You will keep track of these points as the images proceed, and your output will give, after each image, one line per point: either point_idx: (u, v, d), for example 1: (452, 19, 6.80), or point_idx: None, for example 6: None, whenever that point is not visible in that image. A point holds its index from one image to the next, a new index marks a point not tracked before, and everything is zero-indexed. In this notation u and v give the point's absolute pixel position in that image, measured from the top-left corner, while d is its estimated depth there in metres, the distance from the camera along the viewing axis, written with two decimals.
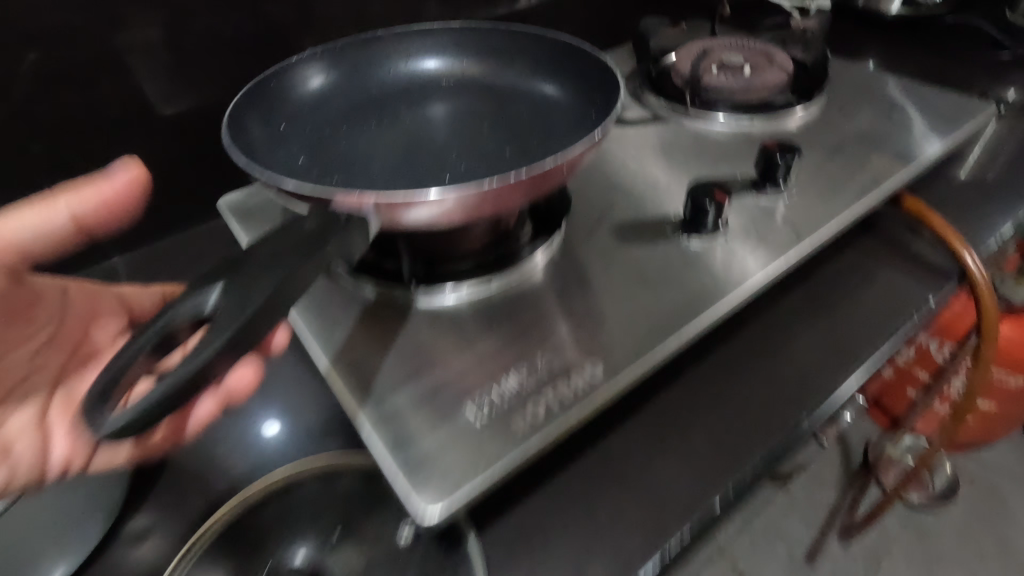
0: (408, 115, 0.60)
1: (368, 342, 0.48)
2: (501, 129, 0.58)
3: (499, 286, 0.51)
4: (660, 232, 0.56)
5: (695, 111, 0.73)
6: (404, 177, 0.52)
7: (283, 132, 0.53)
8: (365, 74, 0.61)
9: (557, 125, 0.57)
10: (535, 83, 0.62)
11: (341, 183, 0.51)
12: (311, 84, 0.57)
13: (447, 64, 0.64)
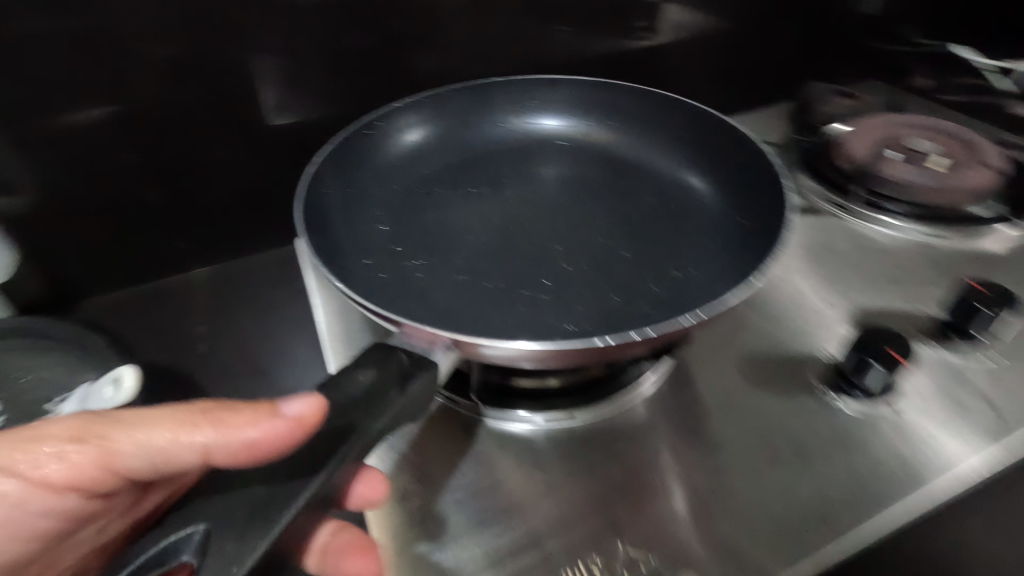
0: (512, 181, 0.52)
1: (420, 468, 0.40)
2: (620, 216, 0.49)
3: (585, 420, 0.42)
4: (802, 387, 0.44)
5: (861, 208, 0.60)
6: (498, 270, 0.43)
7: (371, 192, 0.48)
8: (469, 129, 0.55)
9: (690, 224, 0.48)
10: (676, 169, 0.53)
11: (423, 268, 0.43)
12: (408, 138, 0.52)
13: (563, 125, 0.57)
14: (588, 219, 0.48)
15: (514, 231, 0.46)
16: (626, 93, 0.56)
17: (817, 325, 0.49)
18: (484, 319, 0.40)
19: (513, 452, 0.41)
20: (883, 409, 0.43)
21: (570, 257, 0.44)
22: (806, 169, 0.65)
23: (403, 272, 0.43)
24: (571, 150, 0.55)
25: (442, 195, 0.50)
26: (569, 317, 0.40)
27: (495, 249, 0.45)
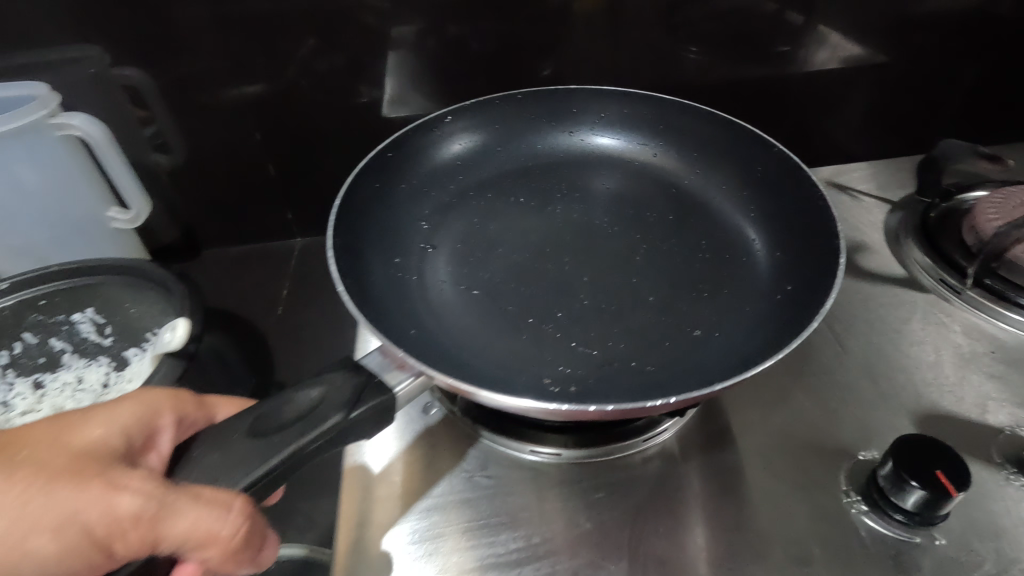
0: (563, 193, 0.57)
1: (406, 462, 0.42)
2: (659, 250, 0.52)
3: (574, 459, 0.41)
4: (828, 489, 0.40)
5: (973, 295, 0.51)
6: (514, 293, 0.48)
7: (421, 192, 0.55)
8: (533, 136, 0.60)
9: (727, 275, 0.50)
10: (734, 211, 0.55)
11: (444, 274, 0.49)
12: (462, 141, 0.58)
13: (620, 142, 0.60)
14: (621, 246, 0.52)
15: (545, 251, 0.51)
16: (707, 121, 0.58)
17: (869, 420, 0.43)
18: (480, 334, 0.45)
19: (495, 472, 0.41)
20: (916, 538, 0.37)
21: (591, 292, 0.48)
22: (920, 238, 0.57)
23: (425, 272, 0.49)
24: (624, 171, 0.59)
25: (486, 200, 0.56)
26: (564, 359, 0.43)
27: (521, 268, 0.49)
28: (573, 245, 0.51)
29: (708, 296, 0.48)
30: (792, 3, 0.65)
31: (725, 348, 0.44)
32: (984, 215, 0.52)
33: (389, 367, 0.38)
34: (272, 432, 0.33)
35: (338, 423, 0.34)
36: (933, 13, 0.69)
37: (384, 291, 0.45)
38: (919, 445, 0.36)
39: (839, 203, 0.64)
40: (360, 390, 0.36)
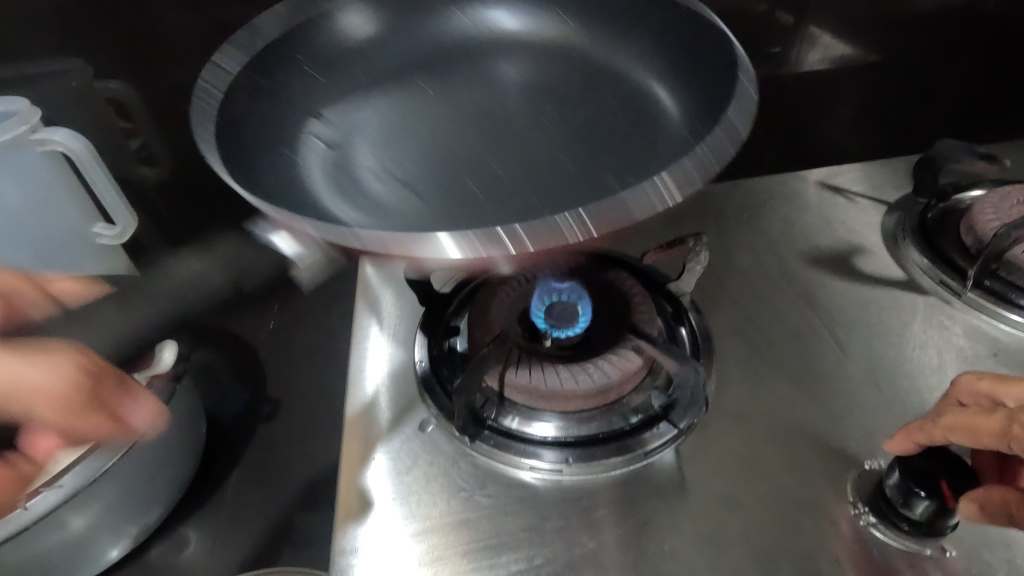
0: (469, 72, 0.52)
1: (404, 482, 0.41)
2: (568, 128, 0.47)
3: (575, 476, 0.41)
4: (833, 502, 0.39)
5: (974, 296, 0.50)
6: (438, 174, 0.45)
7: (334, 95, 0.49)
8: (420, 19, 0.52)
9: (640, 127, 0.46)
10: (649, 74, 0.48)
11: (362, 154, 0.46)
12: (353, 23, 0.50)
13: (524, 21, 0.54)
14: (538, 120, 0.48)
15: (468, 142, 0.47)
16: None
17: (873, 428, 0.42)
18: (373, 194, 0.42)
19: (494, 491, 0.40)
20: (926, 549, 0.36)
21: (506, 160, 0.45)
22: (918, 239, 0.56)
23: (336, 160, 0.45)
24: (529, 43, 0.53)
25: (383, 93, 0.50)
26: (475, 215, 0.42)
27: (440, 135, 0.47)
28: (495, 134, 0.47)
29: (624, 142, 0.45)
30: (783, 3, 0.65)
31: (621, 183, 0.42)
32: (983, 216, 0.52)
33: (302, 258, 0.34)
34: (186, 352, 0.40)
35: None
36: (925, 10, 0.68)
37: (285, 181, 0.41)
38: (918, 455, 0.35)
39: (836, 205, 0.63)
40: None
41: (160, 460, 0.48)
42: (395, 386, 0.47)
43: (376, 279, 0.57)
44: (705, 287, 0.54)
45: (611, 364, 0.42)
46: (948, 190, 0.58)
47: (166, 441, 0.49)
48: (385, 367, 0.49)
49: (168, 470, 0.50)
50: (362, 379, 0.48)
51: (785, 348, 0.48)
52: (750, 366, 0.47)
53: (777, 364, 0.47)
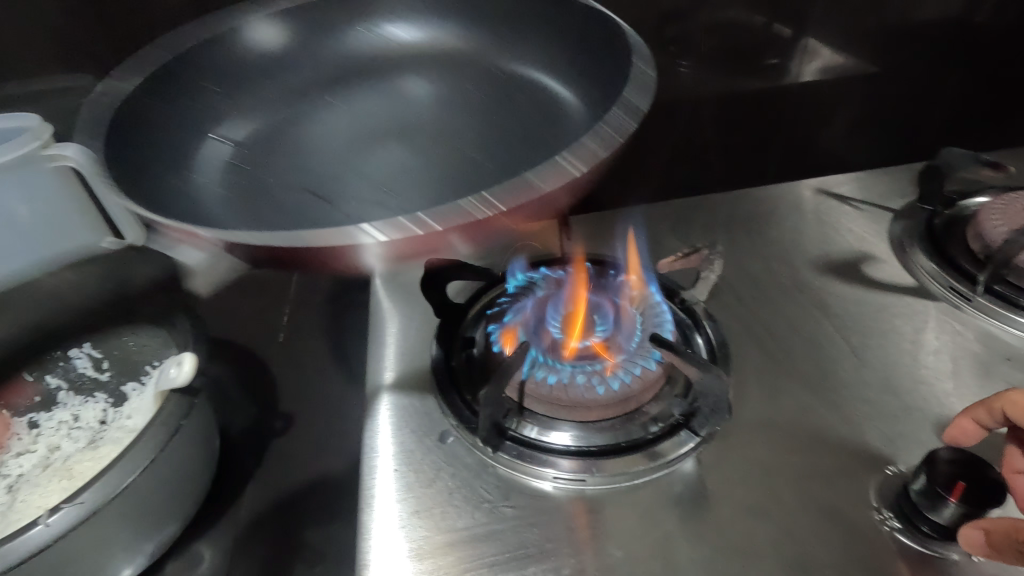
0: (382, 88, 0.52)
1: (427, 494, 0.41)
2: (451, 151, 0.46)
3: (598, 485, 0.40)
4: (854, 509, 0.39)
5: (984, 301, 0.51)
6: (313, 176, 0.44)
7: (207, 105, 0.46)
8: (320, 44, 0.52)
9: (552, 131, 0.46)
10: (459, 82, 0.52)
11: (216, 169, 0.43)
12: (262, 36, 0.49)
13: (421, 31, 0.54)
14: (434, 122, 0.49)
15: (377, 138, 0.48)
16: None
17: (893, 433, 0.43)
18: (340, 183, 0.44)
19: (517, 503, 0.40)
20: (952, 554, 0.36)
21: (384, 157, 0.46)
22: (927, 245, 0.57)
23: (206, 157, 0.43)
24: (515, 43, 0.51)
25: (290, 104, 0.50)
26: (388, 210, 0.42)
27: (420, 173, 0.45)
28: (392, 132, 0.48)
29: (522, 132, 0.46)
30: (780, 17, 0.66)
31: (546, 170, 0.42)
32: (989, 222, 0.53)
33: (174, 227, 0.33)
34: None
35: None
36: (920, 21, 0.70)
37: (144, 185, 0.37)
38: (948, 461, 0.35)
39: (842, 213, 0.64)
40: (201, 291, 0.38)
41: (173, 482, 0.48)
42: (411, 401, 0.47)
43: (387, 293, 0.57)
44: (717, 296, 0.54)
45: (632, 374, 0.42)
46: (954, 198, 0.59)
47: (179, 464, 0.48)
48: (400, 380, 0.48)
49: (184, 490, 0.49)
50: (377, 393, 0.48)
51: (799, 356, 0.49)
52: (767, 374, 0.47)
53: (792, 372, 0.47)
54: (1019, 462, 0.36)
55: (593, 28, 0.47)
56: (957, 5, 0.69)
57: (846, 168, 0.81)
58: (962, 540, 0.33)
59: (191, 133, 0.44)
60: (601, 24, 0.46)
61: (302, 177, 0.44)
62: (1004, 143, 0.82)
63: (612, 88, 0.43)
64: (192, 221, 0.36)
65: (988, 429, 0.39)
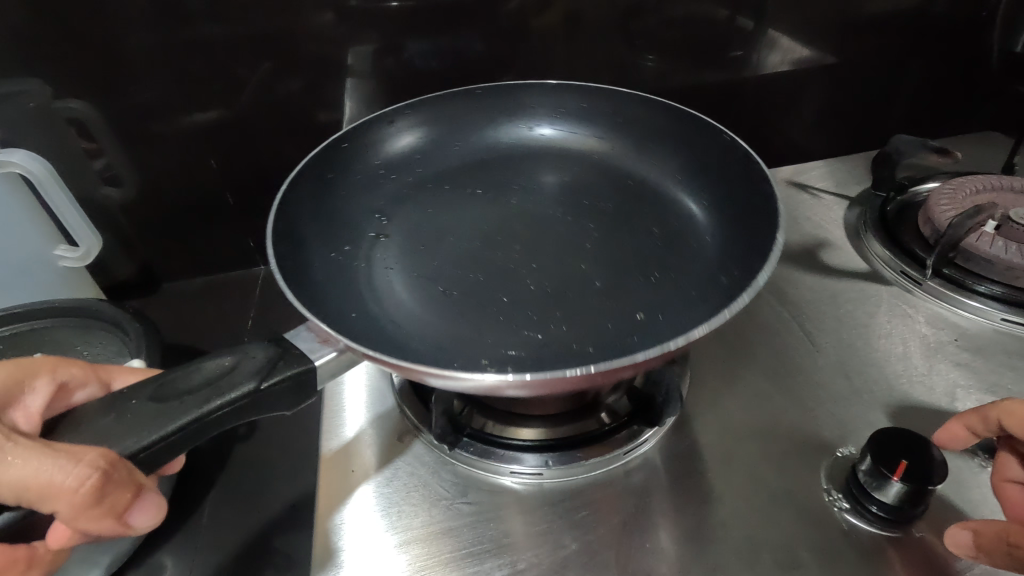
0: (514, 183, 0.58)
1: (385, 495, 0.41)
2: (546, 244, 0.52)
3: (555, 478, 0.41)
4: (804, 490, 0.40)
5: (935, 285, 0.51)
6: (451, 275, 0.50)
7: (375, 184, 0.55)
8: (449, 135, 0.59)
9: (680, 246, 0.51)
10: (555, 182, 0.58)
11: (384, 264, 0.50)
12: (401, 138, 0.57)
13: (558, 130, 0.61)
14: (574, 233, 0.53)
15: (499, 240, 0.52)
16: (661, 112, 0.57)
17: (844, 417, 0.43)
18: (512, 330, 0.45)
19: (475, 499, 0.40)
20: (895, 532, 0.37)
21: (538, 277, 0.49)
22: (880, 231, 0.58)
23: (372, 263, 0.50)
24: (684, 173, 0.55)
25: (421, 191, 0.57)
26: (512, 342, 0.44)
27: (544, 292, 0.48)
28: (520, 233, 0.53)
29: (622, 238, 0.53)
30: (742, 9, 0.66)
31: (663, 328, 0.45)
32: (938, 207, 0.54)
33: (312, 342, 0.38)
34: (172, 399, 0.33)
35: (249, 392, 0.34)
36: (877, 11, 0.71)
37: (322, 283, 0.45)
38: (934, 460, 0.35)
39: (801, 202, 0.66)
40: (273, 362, 0.35)
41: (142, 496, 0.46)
42: (372, 403, 0.47)
43: None
44: None
45: None
46: (905, 184, 0.61)
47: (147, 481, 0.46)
48: (366, 381, 0.49)
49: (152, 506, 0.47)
50: (342, 396, 0.48)
51: (758, 343, 0.49)
52: (726, 362, 0.48)
53: (749, 359, 0.48)
54: (1013, 470, 0.36)
55: (733, 158, 0.51)
56: None
57: (806, 157, 0.82)
58: (950, 543, 0.34)
59: (335, 210, 0.51)
60: (740, 163, 0.50)
61: (436, 276, 0.49)
62: (956, 134, 0.84)
63: (754, 212, 0.47)
64: (366, 317, 0.45)
65: (977, 436, 0.38)
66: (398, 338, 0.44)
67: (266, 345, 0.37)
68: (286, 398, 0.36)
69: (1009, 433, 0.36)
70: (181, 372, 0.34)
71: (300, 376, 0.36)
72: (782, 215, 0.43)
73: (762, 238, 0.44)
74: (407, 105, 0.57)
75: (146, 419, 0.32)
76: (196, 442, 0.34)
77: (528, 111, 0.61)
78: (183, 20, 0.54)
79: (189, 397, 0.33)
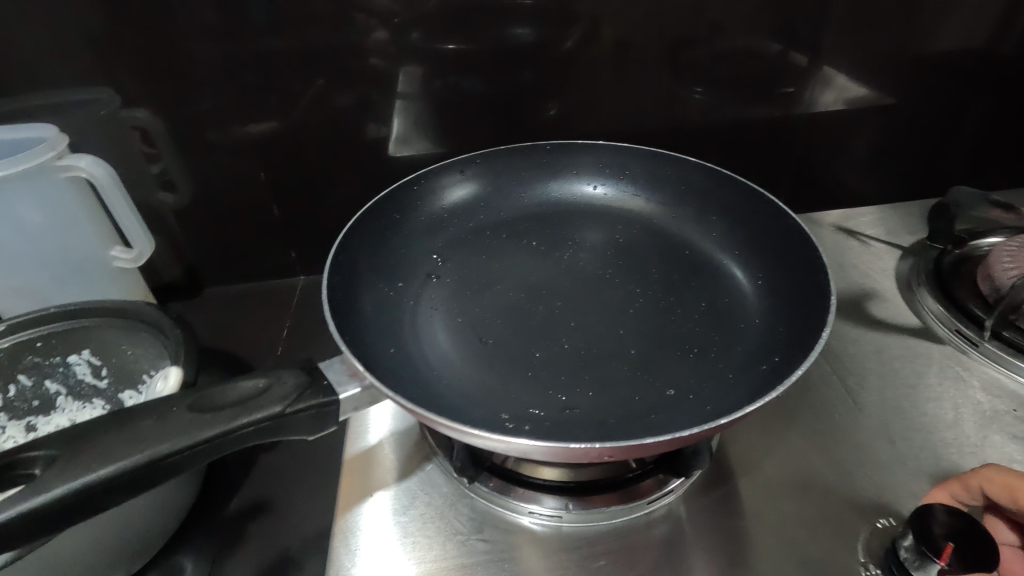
0: (562, 238, 0.56)
1: (402, 523, 0.41)
2: (590, 300, 0.49)
3: (575, 523, 0.40)
4: (837, 558, 0.38)
5: (991, 348, 0.49)
6: (493, 327, 0.47)
7: (436, 226, 0.55)
8: (504, 185, 0.58)
9: (728, 318, 0.47)
10: (606, 239, 0.56)
11: (433, 304, 0.49)
12: (457, 185, 0.56)
13: (612, 189, 0.58)
14: (619, 296, 0.50)
15: (542, 294, 0.50)
16: (724, 182, 0.54)
17: (885, 483, 0.41)
18: (550, 386, 0.43)
19: (491, 536, 0.40)
20: None
21: (576, 336, 0.46)
22: (933, 286, 0.55)
23: (422, 301, 0.49)
24: (741, 249, 0.52)
25: (473, 237, 0.55)
26: (536, 401, 0.42)
27: (579, 353, 0.45)
28: (566, 289, 0.50)
29: (675, 299, 0.49)
30: (797, 45, 0.65)
31: (695, 414, 0.40)
32: (999, 264, 0.50)
33: (342, 374, 0.38)
34: (206, 411, 0.34)
35: (274, 414, 0.34)
36: (941, 52, 0.68)
37: (368, 316, 0.46)
38: (955, 522, 0.34)
39: (849, 248, 0.63)
40: (302, 389, 0.36)
41: (172, 502, 0.46)
42: (396, 422, 0.48)
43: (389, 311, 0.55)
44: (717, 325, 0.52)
45: None
46: (965, 237, 0.58)
47: (181, 487, 0.46)
48: (394, 407, 0.49)
49: (182, 510, 0.47)
50: (369, 419, 0.48)
51: (796, 399, 0.47)
52: (760, 416, 0.46)
53: (784, 414, 0.46)
54: (1004, 534, 0.36)
55: (793, 242, 0.48)
56: (983, 38, 0.67)
57: (857, 200, 0.79)
58: None
59: (389, 247, 0.51)
60: (799, 248, 0.47)
61: (477, 318, 0.48)
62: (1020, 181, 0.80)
63: (812, 287, 0.44)
64: (405, 355, 0.45)
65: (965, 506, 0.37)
66: (433, 382, 0.43)
67: (298, 371, 0.37)
68: (307, 426, 0.36)
69: (998, 503, 0.35)
70: (218, 387, 0.35)
71: (323, 408, 0.36)
72: (832, 301, 0.40)
73: (813, 325, 0.42)
74: (476, 157, 0.57)
75: (182, 426, 0.33)
76: (218, 455, 0.34)
77: (585, 170, 0.59)
78: (245, 37, 0.57)
79: (221, 411, 0.34)
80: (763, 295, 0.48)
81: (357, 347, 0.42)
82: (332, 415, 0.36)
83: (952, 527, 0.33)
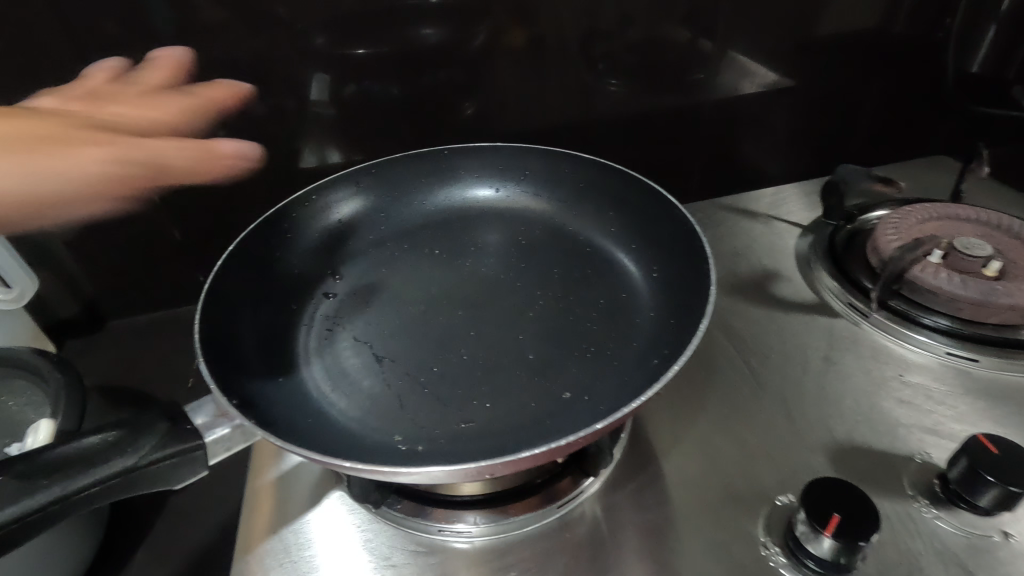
0: (461, 244, 0.55)
1: (306, 558, 0.39)
2: (491, 306, 0.49)
3: (486, 536, 0.39)
4: (738, 539, 0.38)
5: (879, 317, 0.51)
6: (393, 344, 0.46)
7: (329, 244, 0.53)
8: (396, 197, 0.57)
9: (626, 313, 0.48)
10: (506, 242, 0.55)
11: (326, 326, 0.48)
12: (346, 199, 0.54)
13: (508, 191, 0.58)
14: (518, 299, 0.49)
15: (442, 304, 0.49)
16: (618, 176, 0.55)
17: (782, 461, 0.42)
18: (449, 400, 0.42)
19: (401, 560, 0.38)
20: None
21: (475, 346, 0.45)
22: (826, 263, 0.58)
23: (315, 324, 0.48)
24: (638, 242, 0.52)
25: (367, 251, 0.54)
26: (432, 418, 0.41)
27: (478, 364, 0.44)
28: (465, 297, 0.49)
29: (575, 298, 0.49)
30: (692, 33, 0.66)
31: (593, 413, 0.40)
32: (884, 236, 0.54)
33: (210, 416, 0.37)
34: (40, 474, 0.31)
35: (127, 468, 0.33)
36: (829, 35, 0.71)
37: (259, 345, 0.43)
38: (841, 493, 0.35)
39: (754, 230, 0.65)
40: (159, 438, 0.34)
41: (66, 560, 0.42)
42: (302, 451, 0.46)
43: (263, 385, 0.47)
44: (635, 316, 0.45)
45: None
46: (855, 212, 0.60)
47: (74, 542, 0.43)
48: None
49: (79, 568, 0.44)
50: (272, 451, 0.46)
51: (698, 386, 0.48)
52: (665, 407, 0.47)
53: (688, 403, 0.47)
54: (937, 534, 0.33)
55: (683, 232, 0.49)
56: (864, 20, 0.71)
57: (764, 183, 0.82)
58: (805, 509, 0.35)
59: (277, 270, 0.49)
60: (689, 237, 0.49)
61: (374, 335, 0.47)
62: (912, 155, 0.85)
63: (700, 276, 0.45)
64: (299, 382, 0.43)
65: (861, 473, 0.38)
66: (328, 407, 0.42)
67: (158, 418, 0.35)
68: (169, 476, 0.34)
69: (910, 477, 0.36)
70: (54, 446, 0.32)
71: (186, 455, 0.34)
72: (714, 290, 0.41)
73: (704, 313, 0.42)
74: (364, 169, 0.55)
75: (10, 494, 0.30)
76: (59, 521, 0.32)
77: (482, 174, 0.58)
78: None
79: (60, 470, 0.31)
80: (658, 287, 0.49)
81: (239, 386, 0.40)
82: (199, 460, 0.35)
83: (841, 501, 0.34)
